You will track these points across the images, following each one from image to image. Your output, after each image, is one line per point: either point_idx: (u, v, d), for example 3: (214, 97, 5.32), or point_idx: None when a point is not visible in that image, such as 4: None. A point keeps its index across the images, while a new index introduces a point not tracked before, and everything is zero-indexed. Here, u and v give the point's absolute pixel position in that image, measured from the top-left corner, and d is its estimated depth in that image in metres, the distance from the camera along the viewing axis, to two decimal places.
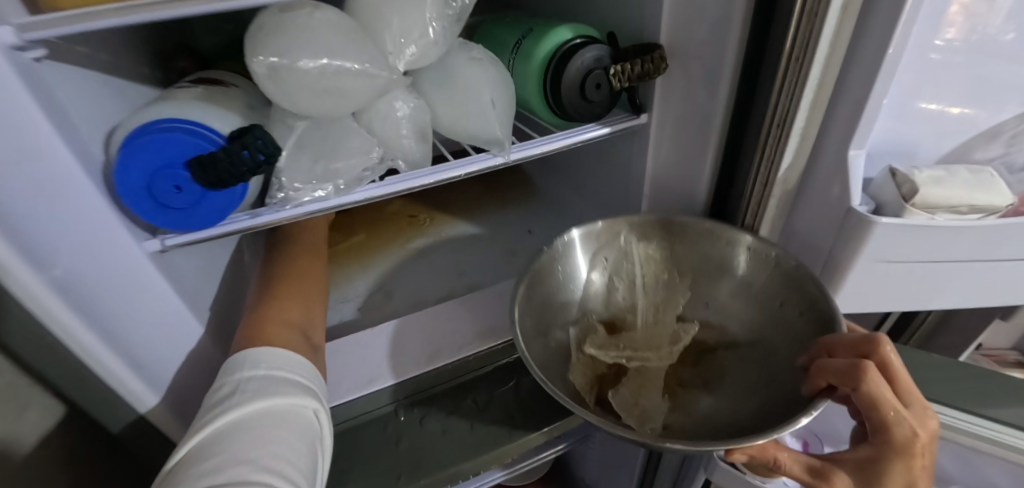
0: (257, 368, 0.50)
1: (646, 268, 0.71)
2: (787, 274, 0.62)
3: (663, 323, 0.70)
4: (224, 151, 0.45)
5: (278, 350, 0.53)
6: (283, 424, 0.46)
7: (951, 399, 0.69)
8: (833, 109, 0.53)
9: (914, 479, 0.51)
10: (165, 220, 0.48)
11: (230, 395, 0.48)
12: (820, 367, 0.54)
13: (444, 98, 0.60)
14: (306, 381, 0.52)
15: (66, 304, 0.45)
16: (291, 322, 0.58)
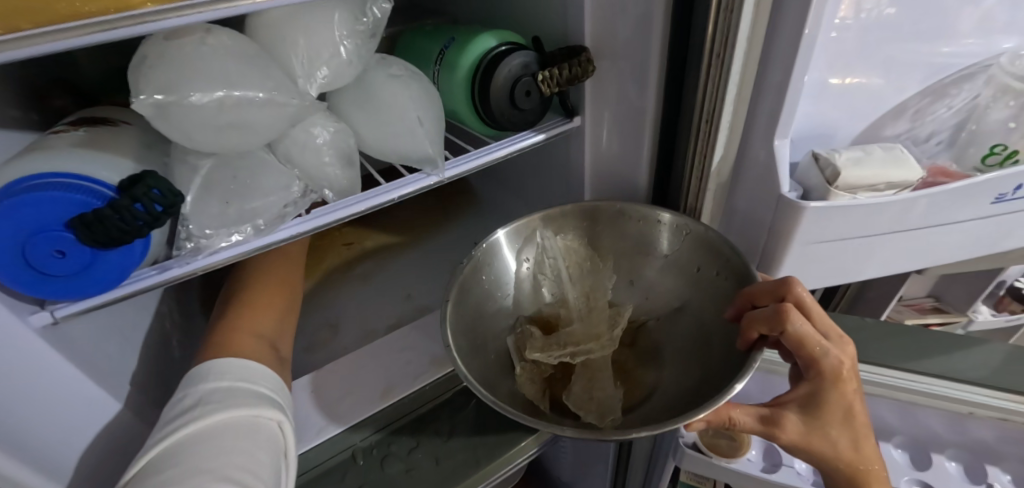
0: (220, 379, 0.48)
1: (568, 259, 0.72)
2: (702, 241, 0.64)
3: (596, 309, 0.69)
4: (110, 207, 0.39)
5: (243, 361, 0.50)
6: (249, 431, 0.44)
7: (882, 358, 0.75)
8: (756, 100, 0.54)
9: (851, 403, 0.54)
10: (54, 289, 0.42)
11: (193, 405, 0.45)
12: (748, 321, 0.56)
13: (365, 119, 0.56)
14: (275, 391, 0.50)
15: None
16: (258, 336, 0.56)
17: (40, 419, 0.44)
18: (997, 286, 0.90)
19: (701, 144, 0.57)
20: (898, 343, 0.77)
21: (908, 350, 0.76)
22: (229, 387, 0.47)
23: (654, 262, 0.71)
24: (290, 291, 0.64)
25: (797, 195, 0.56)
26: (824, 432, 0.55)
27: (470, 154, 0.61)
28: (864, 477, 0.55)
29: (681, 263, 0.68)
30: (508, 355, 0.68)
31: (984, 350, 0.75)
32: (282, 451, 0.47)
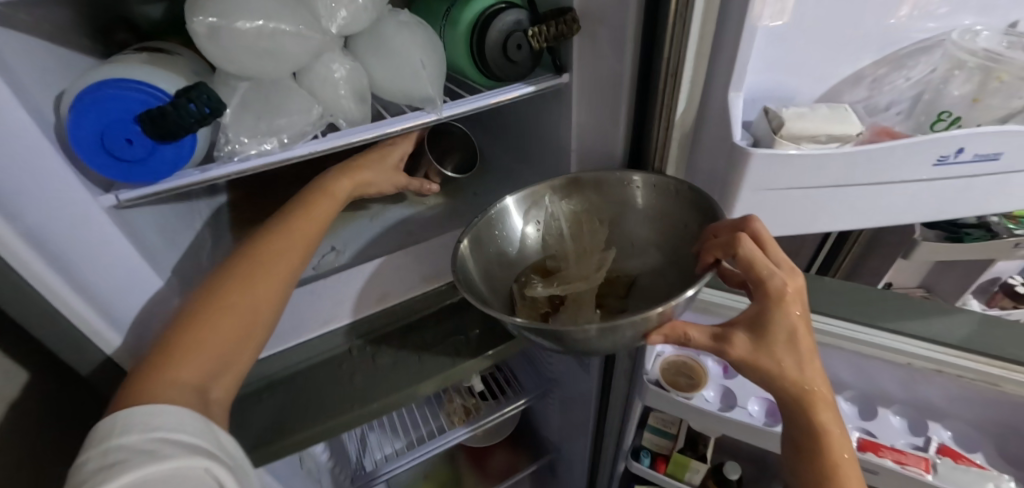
0: (130, 433, 0.48)
1: (573, 223, 0.79)
2: (685, 199, 0.71)
3: (591, 257, 0.77)
4: (171, 105, 0.50)
5: (157, 406, 0.50)
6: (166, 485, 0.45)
7: (860, 316, 0.78)
8: (715, 58, 0.61)
9: (794, 325, 0.58)
10: (124, 172, 0.53)
11: (105, 467, 0.46)
12: (705, 247, 0.64)
13: (377, 61, 0.66)
14: (197, 434, 0.51)
15: (27, 245, 0.51)
16: (185, 384, 0.54)
17: (104, 280, 0.57)
18: (991, 280, 0.95)
19: (667, 97, 0.65)
20: (882, 304, 0.79)
21: (896, 312, 0.78)
22: (144, 442, 0.48)
23: (635, 217, 0.78)
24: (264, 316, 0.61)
25: (748, 144, 0.63)
26: (768, 351, 0.58)
27: (467, 99, 0.70)
28: (807, 397, 0.58)
29: (659, 215, 0.75)
30: (513, 297, 0.76)
31: (963, 316, 0.76)
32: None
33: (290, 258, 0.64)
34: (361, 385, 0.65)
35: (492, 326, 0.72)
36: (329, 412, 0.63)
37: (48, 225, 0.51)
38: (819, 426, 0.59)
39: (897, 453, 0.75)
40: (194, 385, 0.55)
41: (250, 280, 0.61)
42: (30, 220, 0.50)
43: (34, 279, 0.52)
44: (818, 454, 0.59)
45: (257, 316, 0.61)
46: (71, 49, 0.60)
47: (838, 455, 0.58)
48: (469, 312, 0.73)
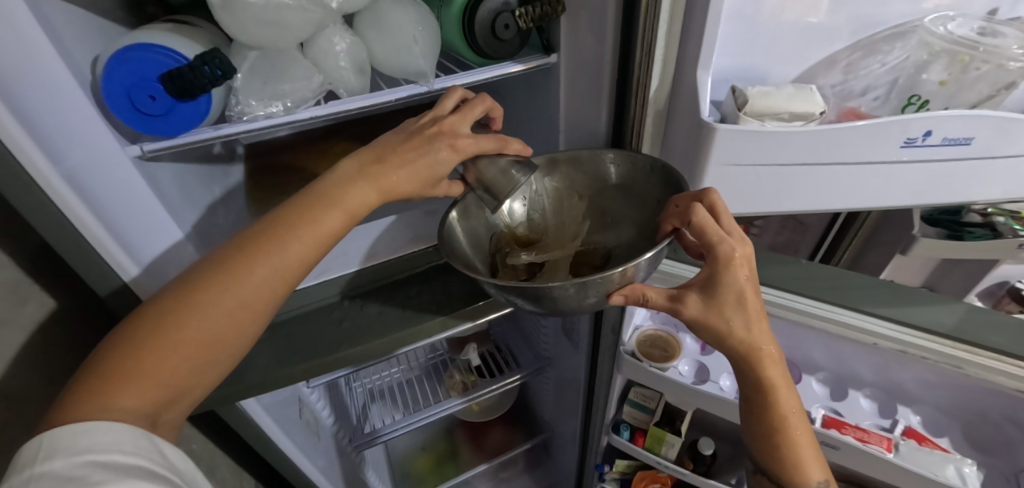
0: (53, 459, 0.50)
1: (553, 199, 0.84)
2: (656, 173, 0.75)
3: (566, 227, 0.83)
4: (189, 67, 0.57)
5: (97, 424, 0.52)
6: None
7: (838, 299, 0.79)
8: (686, 38, 0.65)
9: (743, 287, 0.65)
10: (148, 126, 0.61)
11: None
12: (665, 215, 0.70)
13: (376, 37, 0.72)
14: (134, 454, 0.53)
15: (70, 187, 0.60)
16: (124, 413, 0.54)
17: (128, 221, 0.65)
18: (996, 282, 0.92)
19: (642, 76, 0.69)
20: (864, 290, 0.80)
21: (874, 296, 0.79)
22: (77, 466, 0.49)
23: (607, 191, 0.82)
24: (225, 347, 0.59)
25: (714, 120, 0.66)
26: (717, 310, 0.66)
27: (459, 75, 0.76)
28: (756, 354, 0.67)
29: (630, 188, 0.80)
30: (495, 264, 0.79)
31: (944, 307, 0.76)
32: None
33: (260, 297, 0.59)
34: (348, 329, 0.72)
35: (473, 286, 0.78)
36: (318, 350, 0.70)
37: (84, 169, 0.60)
38: (770, 381, 0.68)
39: (859, 432, 0.78)
40: (136, 415, 0.55)
41: (214, 313, 0.57)
42: (70, 164, 0.59)
43: (71, 214, 0.61)
44: (770, 405, 0.69)
45: (217, 350, 0.58)
46: (106, 19, 0.68)
47: (787, 407, 0.69)
48: (453, 272, 0.80)
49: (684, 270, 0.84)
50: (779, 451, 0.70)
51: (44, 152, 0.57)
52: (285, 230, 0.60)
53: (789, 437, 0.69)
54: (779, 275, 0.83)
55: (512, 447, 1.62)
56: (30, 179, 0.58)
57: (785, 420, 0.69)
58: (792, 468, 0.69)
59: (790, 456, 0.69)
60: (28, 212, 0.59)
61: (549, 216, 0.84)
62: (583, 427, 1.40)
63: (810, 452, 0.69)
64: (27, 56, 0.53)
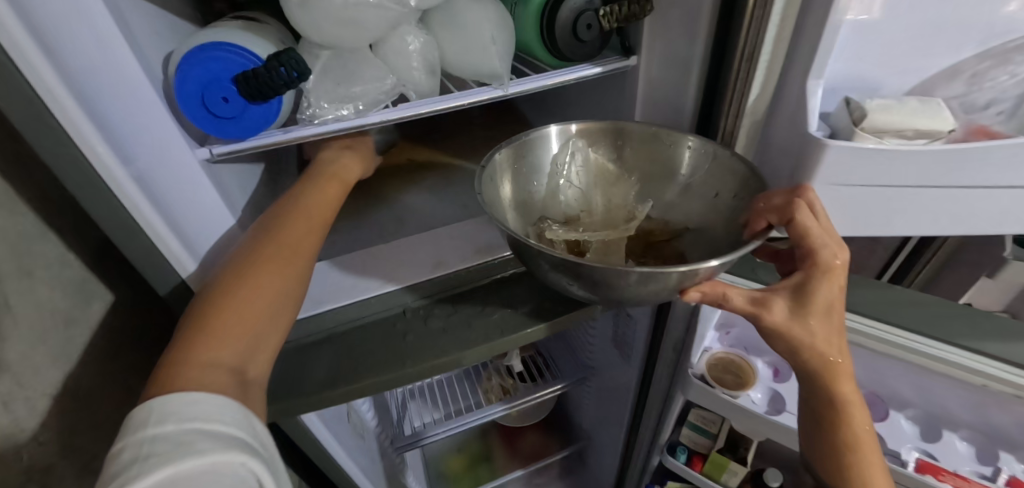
0: (166, 423, 0.48)
1: (599, 175, 0.78)
2: (726, 167, 0.69)
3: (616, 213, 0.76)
4: (264, 68, 0.55)
5: (195, 395, 0.50)
6: (203, 475, 0.46)
7: (938, 332, 0.72)
8: (796, 42, 0.59)
9: (836, 297, 0.59)
10: (219, 129, 0.58)
11: (139, 460, 0.46)
12: (755, 212, 0.63)
13: (449, 36, 0.68)
14: (231, 425, 0.51)
15: (140, 192, 0.56)
16: (219, 363, 0.54)
17: (196, 227, 0.62)
18: None
19: (740, 83, 0.63)
20: (966, 322, 0.72)
21: (979, 330, 0.71)
22: (181, 433, 0.48)
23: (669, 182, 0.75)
24: (284, 299, 0.61)
25: (823, 135, 0.60)
26: (807, 319, 0.60)
27: (534, 77, 0.71)
28: (831, 370, 0.62)
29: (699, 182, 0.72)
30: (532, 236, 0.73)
31: None
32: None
33: (301, 246, 0.64)
34: (412, 344, 0.68)
35: (544, 303, 0.72)
36: (381, 366, 0.66)
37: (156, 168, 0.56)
38: (843, 400, 0.64)
39: (959, 478, 0.72)
40: (227, 367, 0.55)
41: (263, 264, 0.61)
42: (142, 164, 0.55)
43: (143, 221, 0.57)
44: (843, 425, 0.65)
45: (279, 298, 0.61)
46: (174, 14, 0.65)
47: (859, 427, 0.65)
48: (519, 286, 0.75)
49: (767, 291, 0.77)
50: (844, 469, 0.66)
51: (115, 154, 0.53)
52: (305, 202, 0.68)
53: (860, 458, 0.65)
54: (870, 300, 0.75)
55: (548, 454, 1.58)
56: (100, 182, 0.53)
57: (857, 440, 0.65)
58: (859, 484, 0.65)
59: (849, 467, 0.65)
60: (100, 219, 0.55)
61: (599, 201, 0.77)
62: (625, 438, 1.35)
63: (877, 470, 0.65)
64: (101, 52, 0.49)
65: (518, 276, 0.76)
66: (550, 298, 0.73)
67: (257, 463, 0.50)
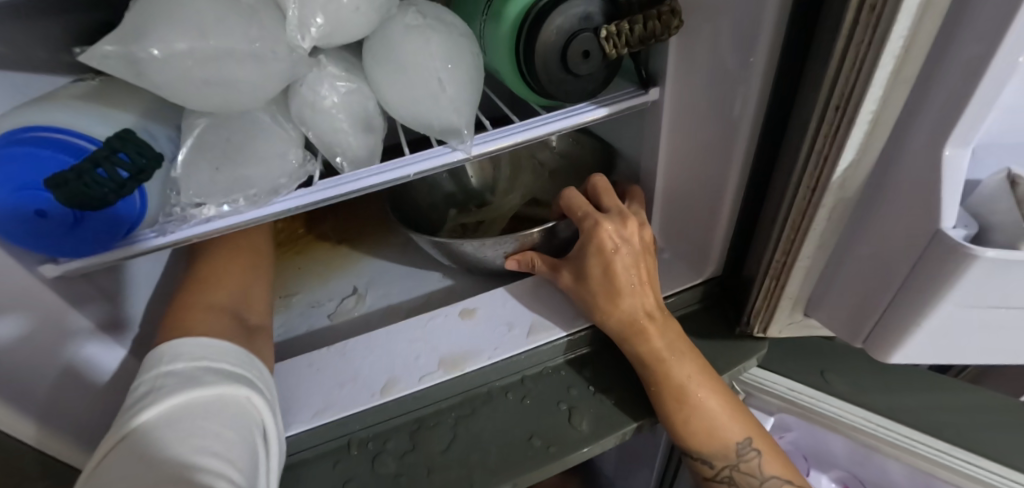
0: (177, 360, 0.39)
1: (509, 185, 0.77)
2: (608, 151, 0.69)
3: (514, 193, 0.75)
4: (73, 171, 0.36)
5: (202, 337, 0.42)
6: (219, 407, 0.37)
7: None
8: (926, 86, 0.36)
9: (607, 262, 0.53)
10: (49, 247, 0.41)
11: (148, 392, 0.37)
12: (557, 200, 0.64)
13: (382, 78, 0.47)
14: (242, 366, 0.42)
15: None
16: (218, 304, 0.50)
17: (21, 370, 0.43)
18: None
19: (821, 143, 0.40)
20: None
21: None
22: (190, 368, 0.39)
23: (554, 170, 0.75)
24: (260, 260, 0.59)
25: (968, 233, 0.37)
26: (582, 290, 0.55)
27: (510, 127, 0.51)
28: (624, 328, 0.53)
29: (574, 166, 0.74)
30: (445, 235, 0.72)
31: None
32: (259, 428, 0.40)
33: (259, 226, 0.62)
34: None
35: (528, 438, 0.53)
36: None
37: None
38: (655, 353, 0.52)
39: None
40: (224, 308, 0.50)
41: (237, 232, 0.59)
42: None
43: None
44: (652, 383, 0.52)
45: (255, 257, 0.58)
46: None
47: (682, 376, 0.51)
48: (500, 406, 0.55)
49: (839, 412, 0.56)
50: (679, 426, 0.52)
51: None
52: None
53: (687, 405, 0.51)
54: (980, 428, 0.55)
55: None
56: None
57: (683, 396, 0.51)
58: (699, 439, 0.52)
59: (706, 438, 0.52)
60: None
61: (501, 184, 0.77)
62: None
63: (728, 416, 0.52)
64: None
65: (502, 391, 0.56)
66: (540, 432, 0.53)
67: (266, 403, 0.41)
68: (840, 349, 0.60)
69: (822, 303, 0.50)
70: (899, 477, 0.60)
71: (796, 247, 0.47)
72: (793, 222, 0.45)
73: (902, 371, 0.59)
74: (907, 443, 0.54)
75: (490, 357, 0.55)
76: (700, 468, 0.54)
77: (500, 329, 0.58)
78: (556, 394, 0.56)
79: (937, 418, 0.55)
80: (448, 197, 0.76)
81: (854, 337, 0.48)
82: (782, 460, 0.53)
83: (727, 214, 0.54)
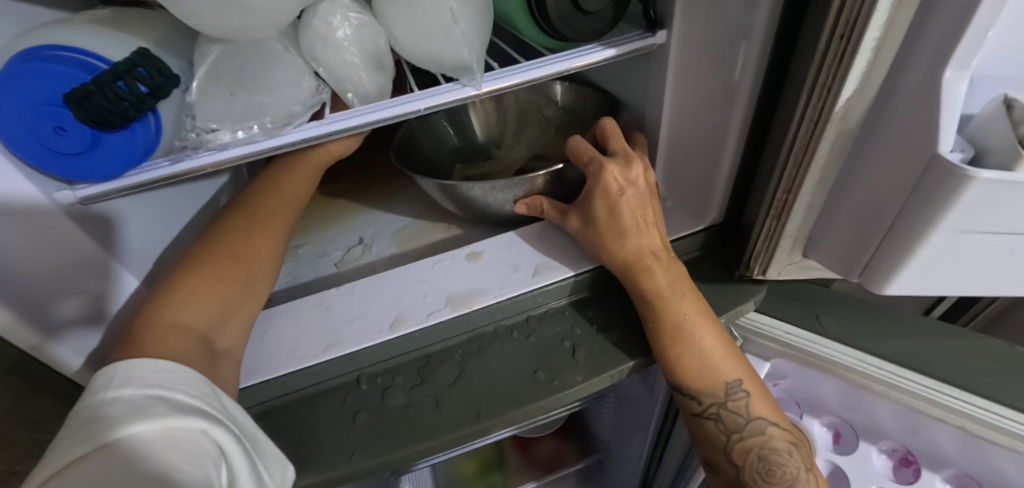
0: (128, 385, 0.38)
1: (516, 131, 0.78)
2: (611, 103, 0.70)
3: (520, 145, 0.76)
4: (94, 83, 0.37)
5: (160, 362, 0.41)
6: (171, 442, 0.35)
7: None
8: (929, 11, 0.36)
9: (613, 203, 0.55)
10: (71, 167, 0.41)
11: (95, 420, 0.36)
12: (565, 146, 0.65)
13: (393, 11, 0.48)
14: (202, 396, 0.41)
15: None
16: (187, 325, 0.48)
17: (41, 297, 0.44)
18: None
19: (826, 75, 0.41)
20: None
21: None
22: (134, 396, 0.38)
23: (556, 125, 0.76)
24: (257, 265, 0.55)
25: (963, 158, 0.38)
26: (589, 231, 0.56)
27: (519, 66, 0.52)
28: (626, 267, 0.55)
29: (577, 121, 0.75)
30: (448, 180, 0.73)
31: None
32: (215, 456, 0.38)
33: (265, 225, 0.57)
34: (362, 428, 0.52)
35: (533, 375, 0.54)
36: (321, 463, 0.49)
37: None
38: (656, 290, 0.54)
39: None
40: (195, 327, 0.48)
41: (241, 236, 0.55)
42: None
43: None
44: (651, 319, 0.54)
45: (236, 259, 0.54)
46: None
47: (680, 313, 0.53)
48: (505, 344, 0.57)
49: (833, 353, 0.57)
50: (673, 363, 0.53)
51: None
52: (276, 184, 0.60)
53: (682, 343, 0.53)
54: (967, 367, 0.56)
55: (563, 464, 1.24)
56: None
57: (678, 333, 0.53)
58: (690, 376, 0.53)
59: (699, 377, 0.53)
60: None
61: (505, 139, 0.78)
62: (647, 459, 1.08)
63: (724, 356, 0.53)
64: None
65: (507, 331, 0.58)
66: (545, 367, 0.54)
67: (226, 432, 0.40)
68: (836, 298, 0.62)
69: (821, 241, 0.51)
70: (888, 421, 0.62)
71: (798, 184, 0.48)
72: (795, 157, 0.46)
73: (895, 319, 0.60)
74: (896, 379, 0.56)
75: (496, 296, 0.57)
76: (688, 405, 0.55)
77: (506, 271, 0.59)
78: (560, 333, 0.57)
79: (928, 360, 0.57)
80: (452, 151, 0.77)
81: (851, 273, 0.49)
82: (771, 405, 0.54)
83: (729, 157, 0.55)
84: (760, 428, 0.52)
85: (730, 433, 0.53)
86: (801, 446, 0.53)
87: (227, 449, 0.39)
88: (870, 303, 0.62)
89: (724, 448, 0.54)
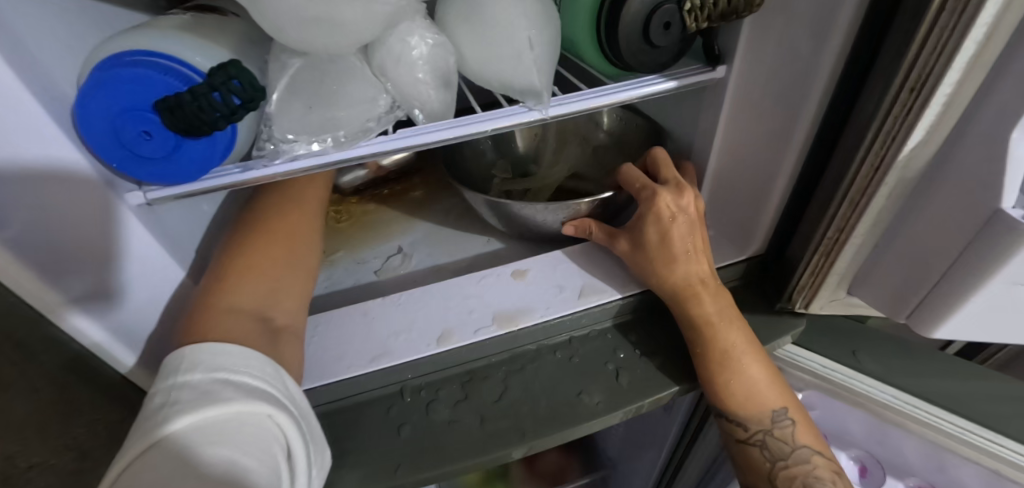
0: (195, 371, 0.38)
1: (557, 152, 0.79)
2: (656, 129, 0.71)
3: (560, 164, 0.77)
4: (190, 93, 0.38)
5: (223, 345, 0.41)
6: (234, 432, 0.35)
7: None
8: (1003, 72, 0.38)
9: (664, 228, 0.56)
10: (148, 171, 0.42)
11: (163, 406, 0.36)
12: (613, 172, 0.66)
13: (470, 36, 0.49)
14: (266, 378, 0.41)
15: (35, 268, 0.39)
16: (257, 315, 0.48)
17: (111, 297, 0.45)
18: None
19: (891, 123, 0.43)
20: None
21: None
22: (202, 381, 0.38)
23: (597, 147, 0.77)
24: (296, 253, 0.55)
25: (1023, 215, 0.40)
26: (638, 255, 0.58)
27: (583, 93, 0.53)
28: (676, 293, 0.56)
29: (619, 144, 0.76)
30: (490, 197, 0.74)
31: None
32: (279, 446, 0.38)
33: (294, 215, 0.57)
34: (409, 442, 0.52)
35: (577, 396, 0.55)
36: (369, 474, 0.50)
37: (37, 230, 0.39)
38: (705, 316, 0.55)
39: None
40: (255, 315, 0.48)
41: (273, 223, 0.55)
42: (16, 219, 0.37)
43: (43, 308, 0.40)
44: (700, 344, 0.55)
45: (293, 252, 0.55)
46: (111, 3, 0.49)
47: (729, 340, 0.54)
48: (549, 364, 0.57)
49: (871, 389, 0.59)
50: (720, 389, 0.54)
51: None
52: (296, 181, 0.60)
53: (729, 369, 0.54)
54: (1001, 410, 0.57)
55: (568, 479, 1.26)
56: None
57: (726, 359, 0.54)
58: (737, 402, 0.54)
59: (746, 403, 0.54)
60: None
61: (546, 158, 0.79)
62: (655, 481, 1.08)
63: (770, 384, 0.54)
64: None
65: (550, 350, 0.58)
66: (588, 389, 0.55)
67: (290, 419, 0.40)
68: (872, 335, 0.64)
69: (867, 282, 0.52)
70: (917, 458, 0.63)
71: (851, 225, 0.49)
72: (851, 199, 0.48)
73: (929, 359, 0.62)
74: (932, 418, 0.57)
75: (541, 315, 0.58)
76: (733, 430, 0.56)
77: (550, 291, 0.60)
78: (603, 356, 0.58)
79: (963, 401, 0.58)
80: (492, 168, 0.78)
81: (898, 313, 0.51)
82: (814, 435, 0.55)
83: (779, 192, 0.56)
84: (804, 457, 0.53)
85: (775, 461, 0.54)
86: (844, 476, 0.54)
87: (290, 438, 0.39)
88: (905, 342, 0.64)
89: (768, 475, 0.54)
